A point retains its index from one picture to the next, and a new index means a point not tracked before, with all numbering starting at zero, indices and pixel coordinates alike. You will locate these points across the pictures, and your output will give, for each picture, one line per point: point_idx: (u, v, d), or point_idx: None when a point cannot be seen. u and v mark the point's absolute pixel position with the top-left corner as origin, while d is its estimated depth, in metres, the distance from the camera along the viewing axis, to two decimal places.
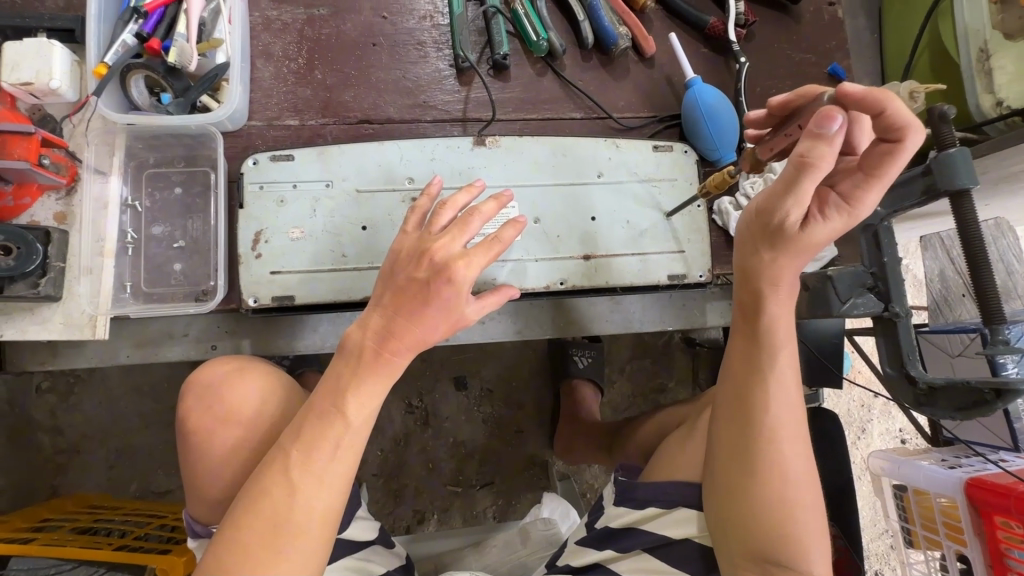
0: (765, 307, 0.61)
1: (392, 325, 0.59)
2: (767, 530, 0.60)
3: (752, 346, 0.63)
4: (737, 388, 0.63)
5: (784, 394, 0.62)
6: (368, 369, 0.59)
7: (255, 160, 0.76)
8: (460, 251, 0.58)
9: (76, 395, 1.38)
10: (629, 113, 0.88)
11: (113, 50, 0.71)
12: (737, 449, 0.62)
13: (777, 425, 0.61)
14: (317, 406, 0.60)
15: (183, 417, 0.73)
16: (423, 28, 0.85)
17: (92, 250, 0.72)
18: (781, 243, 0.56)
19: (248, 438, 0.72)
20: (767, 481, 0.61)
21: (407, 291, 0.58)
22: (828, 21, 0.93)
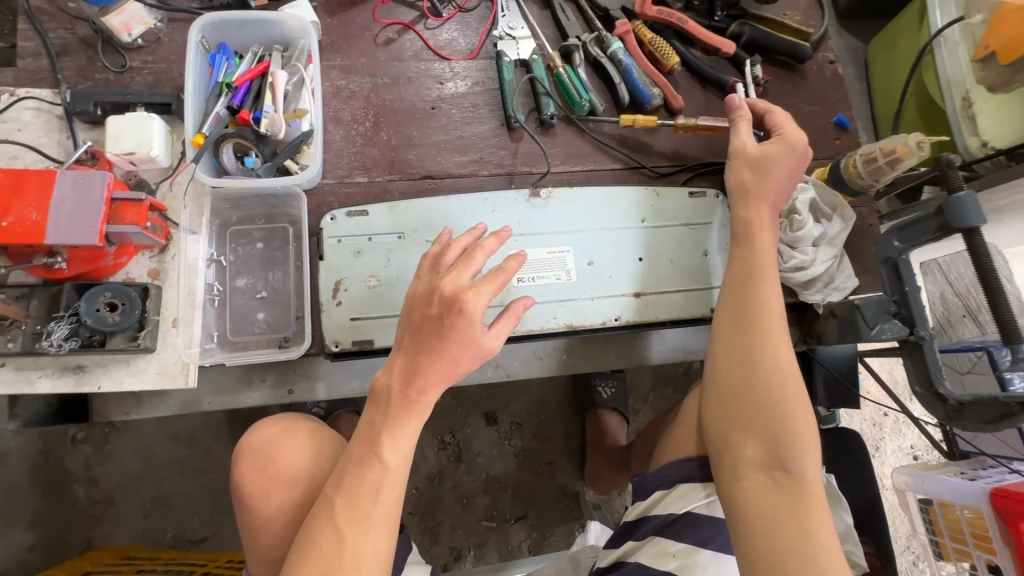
0: (755, 227, 0.79)
1: (415, 365, 0.63)
2: (769, 424, 0.70)
3: (747, 263, 0.79)
4: (736, 300, 0.77)
5: (773, 305, 0.76)
6: (400, 411, 0.64)
7: (333, 216, 0.83)
8: (468, 282, 0.62)
9: (110, 445, 1.38)
10: (663, 161, 0.96)
11: (207, 122, 0.78)
12: (738, 351, 0.75)
13: (772, 328, 0.75)
14: (356, 455, 0.65)
15: (237, 480, 0.77)
16: (475, 91, 0.94)
17: (185, 303, 0.77)
18: (756, 162, 0.80)
19: (302, 496, 0.75)
20: (767, 376, 0.72)
21: (424, 328, 0.62)
22: (830, 77, 1.04)
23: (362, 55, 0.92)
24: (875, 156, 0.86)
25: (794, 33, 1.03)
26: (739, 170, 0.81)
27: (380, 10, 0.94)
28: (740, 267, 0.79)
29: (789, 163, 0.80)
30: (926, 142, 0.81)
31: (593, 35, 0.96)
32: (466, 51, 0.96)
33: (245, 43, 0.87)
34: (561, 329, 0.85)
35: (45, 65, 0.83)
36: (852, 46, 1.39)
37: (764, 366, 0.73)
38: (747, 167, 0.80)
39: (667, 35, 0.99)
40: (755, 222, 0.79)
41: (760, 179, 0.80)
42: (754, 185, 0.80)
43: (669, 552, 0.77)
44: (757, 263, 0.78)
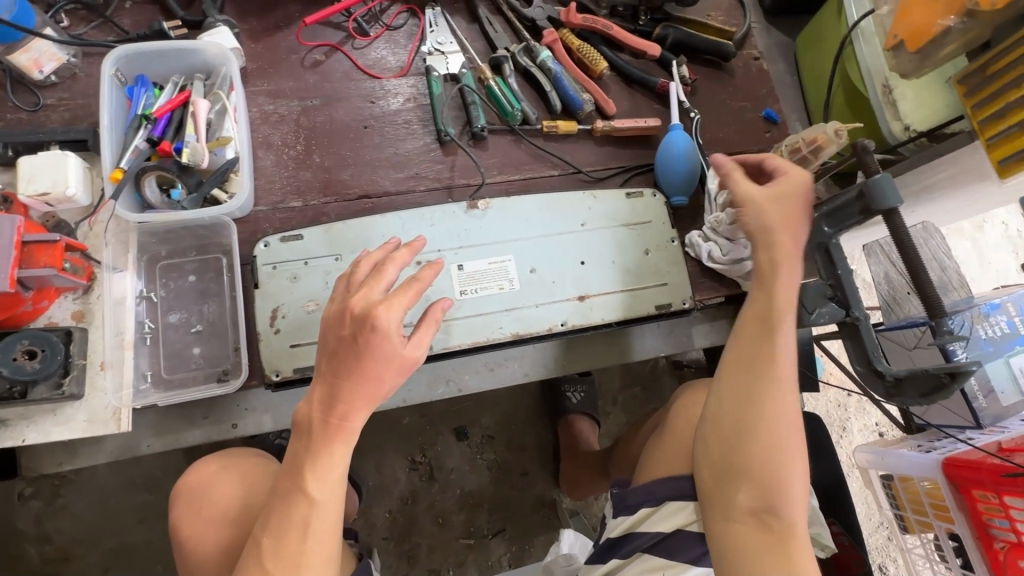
0: (771, 266, 0.74)
1: (337, 390, 0.64)
2: (772, 473, 0.68)
3: (761, 304, 0.75)
4: (748, 344, 0.74)
5: (787, 348, 0.73)
6: (322, 440, 0.64)
7: (266, 243, 0.81)
8: (379, 297, 0.64)
9: (61, 498, 1.31)
10: (599, 166, 0.97)
11: (127, 156, 0.77)
12: (751, 398, 0.72)
13: (781, 373, 0.72)
14: (282, 493, 0.65)
15: (174, 524, 0.76)
16: (409, 108, 0.94)
17: (113, 344, 0.74)
18: (778, 204, 0.75)
19: (236, 535, 0.74)
20: (773, 422, 0.70)
21: (340, 350, 0.64)
22: (756, 73, 1.08)
23: (289, 79, 0.91)
24: (799, 146, 0.89)
25: (718, 32, 1.06)
26: (761, 209, 0.75)
27: (305, 32, 0.93)
28: (753, 307, 0.76)
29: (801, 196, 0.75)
30: (840, 129, 0.83)
31: (521, 45, 0.98)
32: (396, 68, 0.96)
33: (165, 73, 0.86)
34: (507, 339, 0.84)
35: None
36: (780, 42, 1.44)
37: (773, 413, 0.70)
38: (768, 218, 0.75)
39: (595, 41, 1.00)
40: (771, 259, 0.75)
41: (786, 224, 0.75)
42: (770, 226, 0.75)
43: (659, 570, 0.78)
44: (776, 304, 0.74)
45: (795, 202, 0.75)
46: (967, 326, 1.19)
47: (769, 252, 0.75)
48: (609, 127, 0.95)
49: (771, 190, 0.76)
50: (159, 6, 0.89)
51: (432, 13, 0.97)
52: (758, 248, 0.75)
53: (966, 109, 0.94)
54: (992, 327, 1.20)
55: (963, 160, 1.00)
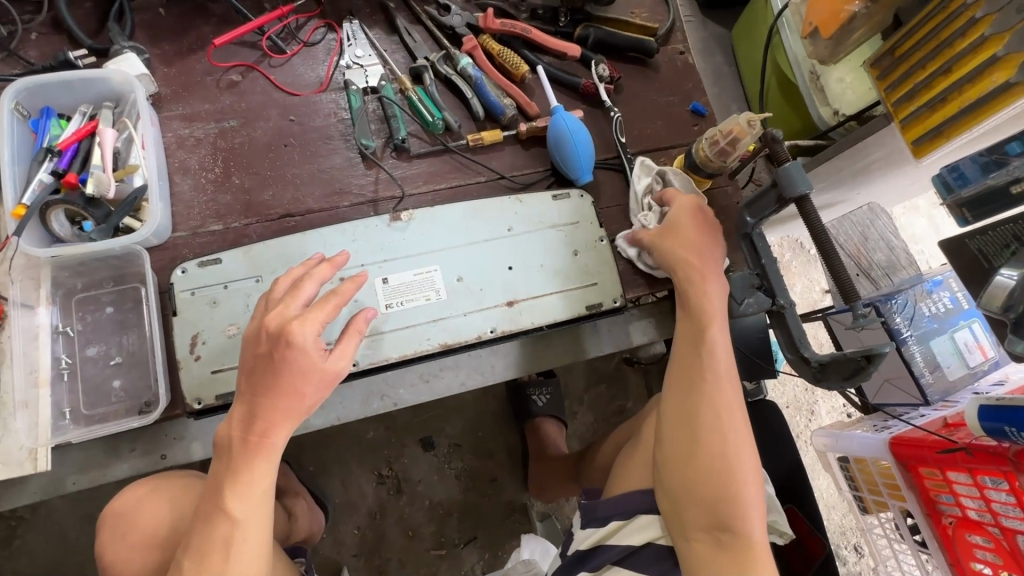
0: (694, 294, 0.80)
1: (256, 408, 0.60)
2: (716, 493, 0.71)
3: (694, 328, 0.79)
4: (689, 367, 0.78)
5: (723, 367, 0.76)
6: (243, 459, 0.59)
7: (184, 269, 0.80)
8: (294, 313, 0.61)
9: (19, 539, 1.29)
10: (525, 170, 0.97)
11: (30, 190, 0.75)
12: (693, 425, 0.75)
13: (718, 390, 0.75)
14: (201, 514, 0.60)
15: (101, 548, 0.74)
16: (330, 123, 0.94)
17: (25, 382, 0.74)
18: (688, 240, 0.83)
19: (162, 560, 0.71)
20: (714, 440, 0.73)
21: (257, 369, 0.60)
22: (682, 67, 1.08)
23: (205, 101, 0.91)
24: (717, 139, 0.89)
25: (641, 29, 1.06)
26: (674, 245, 0.83)
27: (219, 54, 0.93)
28: (686, 333, 0.80)
29: (695, 219, 0.84)
30: (756, 119, 0.85)
31: (441, 54, 0.98)
32: (315, 84, 0.95)
33: (73, 104, 0.85)
34: (436, 349, 0.84)
35: None
36: (716, 34, 1.45)
37: (716, 431, 0.73)
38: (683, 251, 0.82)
39: (516, 46, 1.00)
40: (696, 286, 0.80)
41: (694, 251, 0.82)
42: (678, 250, 0.82)
43: None
44: (704, 328, 0.78)
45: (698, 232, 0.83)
46: (910, 305, 1.19)
47: (693, 280, 0.80)
48: (527, 131, 0.95)
49: (674, 223, 0.84)
50: (66, 36, 0.88)
51: (349, 27, 0.97)
52: (684, 279, 0.80)
53: (881, 91, 0.96)
54: (935, 303, 1.21)
55: (888, 142, 1.00)
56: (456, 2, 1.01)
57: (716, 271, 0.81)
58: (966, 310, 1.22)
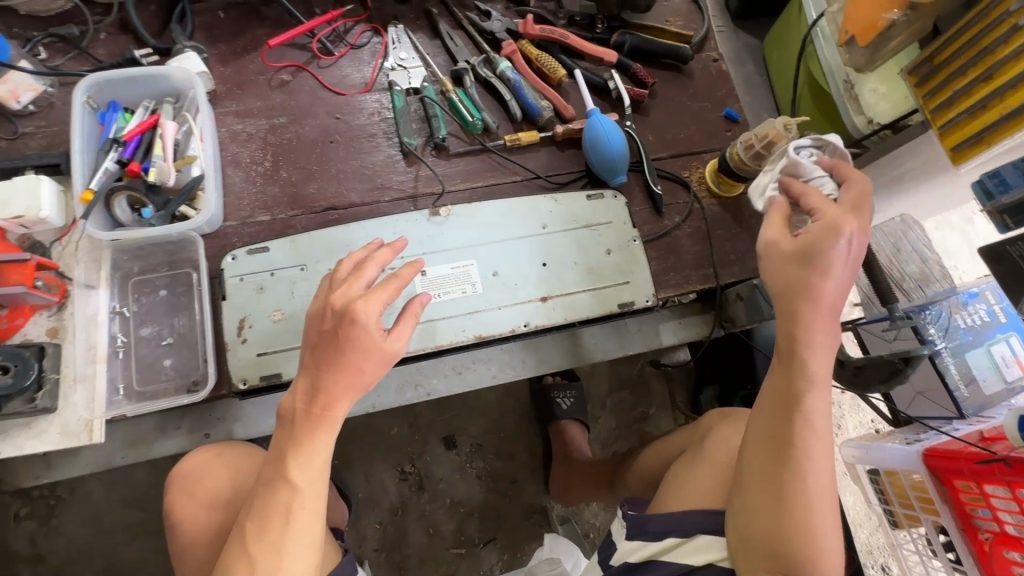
0: (792, 339, 0.67)
1: (319, 382, 0.66)
2: (787, 565, 0.66)
3: (788, 382, 0.67)
4: (781, 429, 0.67)
5: (818, 424, 0.66)
6: (305, 428, 0.67)
7: (234, 256, 0.84)
8: (359, 294, 0.67)
9: (56, 518, 1.34)
10: (560, 170, 0.99)
11: (97, 177, 0.80)
12: (773, 480, 0.67)
13: (807, 449, 0.66)
14: (267, 479, 0.67)
15: (168, 507, 0.77)
16: (373, 122, 0.97)
17: (84, 358, 0.77)
18: (795, 257, 0.66)
19: (227, 520, 0.75)
20: (795, 499, 0.66)
21: (321, 344, 0.66)
22: (715, 74, 1.10)
23: (257, 99, 0.95)
24: (752, 143, 0.90)
25: (675, 36, 1.09)
26: (775, 267, 0.68)
27: (272, 54, 0.97)
28: (779, 382, 0.68)
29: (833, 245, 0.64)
30: (793, 124, 0.86)
31: (481, 57, 1.01)
32: (361, 85, 0.99)
33: (136, 98, 0.90)
34: (471, 341, 0.86)
35: None
36: (748, 44, 1.46)
37: (799, 491, 0.66)
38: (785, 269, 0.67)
39: (553, 51, 1.03)
40: (802, 336, 0.66)
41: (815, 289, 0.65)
42: (792, 288, 0.66)
43: None
44: (799, 381, 0.66)
45: (822, 255, 0.64)
46: (944, 317, 1.17)
47: (799, 326, 0.66)
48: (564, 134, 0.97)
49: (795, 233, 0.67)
50: (132, 36, 0.94)
51: (394, 31, 1.01)
52: (792, 325, 0.66)
53: (919, 99, 0.96)
54: (971, 315, 1.19)
55: (922, 150, 1.00)
56: (496, 9, 1.05)
57: (835, 317, 0.66)
58: (1003, 324, 1.20)
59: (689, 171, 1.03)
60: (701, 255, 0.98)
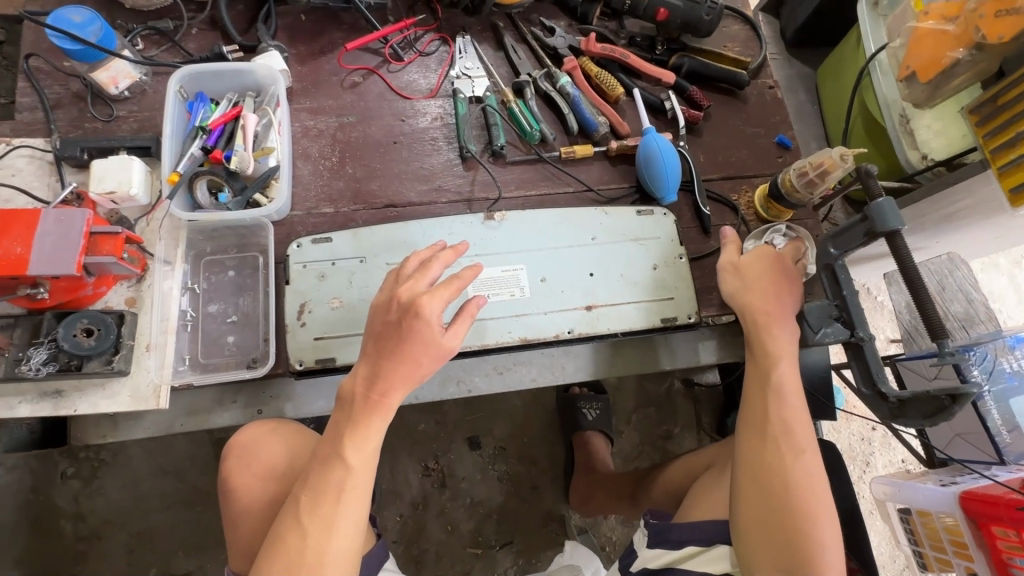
0: (761, 334, 0.85)
1: (378, 370, 0.70)
2: (783, 527, 0.73)
3: (762, 369, 0.83)
4: (756, 406, 0.82)
5: (790, 403, 0.81)
6: (362, 412, 0.70)
7: (299, 244, 0.89)
8: (423, 290, 0.71)
9: (99, 479, 1.40)
10: (611, 185, 1.02)
11: (183, 161, 0.86)
12: (759, 449, 0.78)
13: (784, 422, 0.79)
14: (322, 457, 0.71)
15: (226, 475, 0.84)
16: (435, 126, 1.02)
17: (158, 328, 0.83)
18: (746, 269, 0.88)
19: (281, 492, 0.82)
20: (779, 463, 0.76)
21: (385, 334, 0.70)
22: (770, 100, 1.11)
23: (329, 97, 1.01)
24: (806, 170, 0.91)
25: (733, 62, 1.11)
26: (739, 280, 0.88)
27: (346, 57, 1.03)
28: (755, 370, 0.84)
29: (765, 260, 0.88)
30: (849, 154, 0.86)
31: (543, 71, 1.04)
32: (426, 90, 1.04)
33: (221, 91, 0.96)
34: (516, 343, 0.89)
35: (41, 117, 0.92)
36: (801, 72, 1.47)
37: (782, 457, 0.77)
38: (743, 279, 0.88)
39: (612, 68, 1.06)
40: (765, 331, 0.84)
41: (770, 291, 0.86)
42: (748, 294, 0.87)
43: None
44: (772, 365, 0.83)
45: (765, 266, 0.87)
46: (989, 359, 1.16)
47: (765, 320, 0.85)
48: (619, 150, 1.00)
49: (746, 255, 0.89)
50: (220, 33, 1.01)
51: (462, 41, 1.06)
52: (754, 323, 0.85)
53: (978, 138, 0.96)
54: (1018, 360, 1.16)
55: (978, 189, 1.00)
56: (560, 25, 1.09)
57: (786, 316, 0.85)
58: None
59: (737, 195, 1.05)
60: None
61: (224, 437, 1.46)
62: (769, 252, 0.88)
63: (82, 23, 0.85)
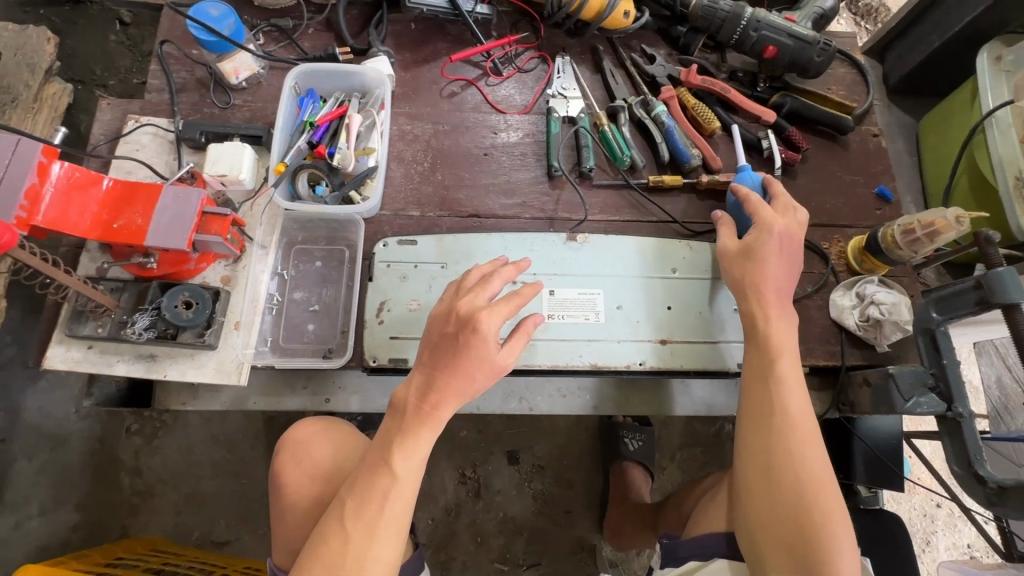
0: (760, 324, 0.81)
1: (432, 381, 0.70)
2: (802, 530, 0.71)
3: (764, 362, 0.80)
4: (757, 399, 0.78)
5: (793, 397, 0.77)
6: (413, 423, 0.71)
7: (385, 243, 0.91)
8: (482, 305, 0.71)
9: (159, 439, 1.47)
10: (697, 219, 1.00)
11: (290, 153, 0.91)
12: (761, 450, 0.76)
13: (788, 420, 0.76)
14: (370, 464, 0.72)
15: (277, 470, 0.86)
16: (526, 142, 1.03)
17: (248, 308, 0.87)
18: (739, 253, 0.84)
19: (327, 490, 0.84)
20: (785, 461, 0.74)
21: (440, 345, 0.70)
22: (874, 149, 1.07)
23: (427, 104, 1.03)
24: (913, 228, 0.86)
25: (838, 106, 1.07)
26: (738, 268, 0.83)
27: (448, 67, 1.06)
28: (755, 363, 0.81)
29: (774, 243, 0.82)
30: (965, 217, 0.82)
31: (639, 98, 1.04)
32: (521, 106, 1.05)
33: (329, 89, 1.01)
34: (585, 368, 0.88)
35: (166, 98, 0.99)
36: (902, 121, 1.40)
37: (788, 455, 0.74)
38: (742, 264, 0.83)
39: (710, 101, 1.05)
40: (760, 320, 0.81)
41: (778, 277, 0.82)
42: (755, 279, 0.82)
43: None
44: (773, 356, 0.79)
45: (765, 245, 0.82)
46: None
47: (760, 308, 0.81)
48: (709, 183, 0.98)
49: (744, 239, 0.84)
50: (334, 34, 1.06)
51: (561, 61, 1.07)
52: (750, 309, 0.82)
53: None
54: None
55: None
56: (660, 54, 1.09)
57: (784, 300, 0.82)
58: None
59: (828, 243, 1.00)
60: (830, 330, 0.96)
61: (276, 415, 1.51)
62: (764, 227, 0.83)
63: (218, 16, 0.91)
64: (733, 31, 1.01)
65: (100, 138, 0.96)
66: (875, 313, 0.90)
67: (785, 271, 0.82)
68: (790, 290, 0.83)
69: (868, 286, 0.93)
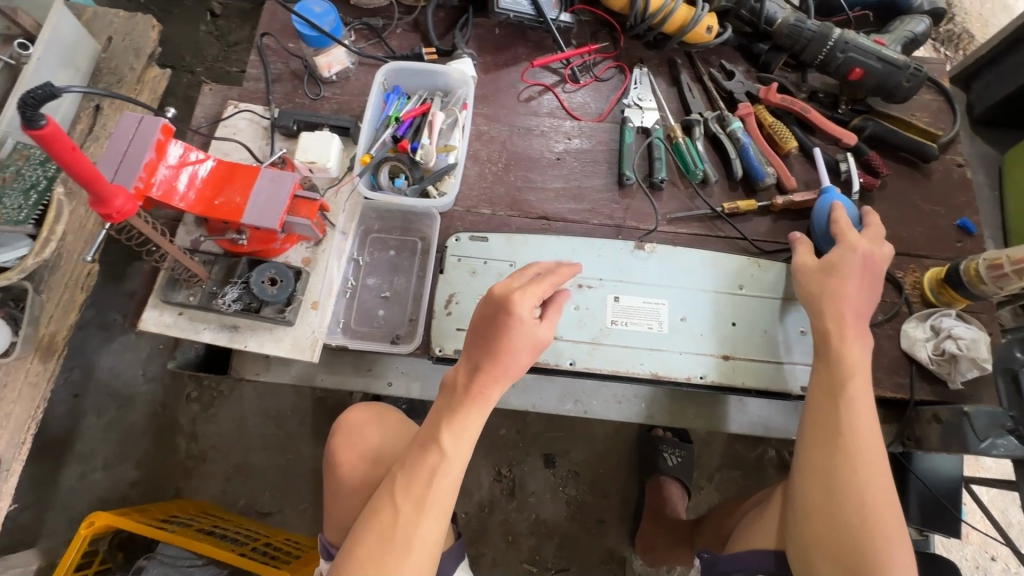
0: (834, 342, 0.80)
1: (475, 361, 0.73)
2: (859, 547, 0.69)
3: (834, 379, 0.78)
4: (824, 415, 0.77)
5: (865, 418, 0.76)
6: (462, 404, 0.73)
7: (457, 238, 0.95)
8: (515, 287, 0.73)
9: (215, 408, 1.54)
10: (767, 238, 0.99)
11: (376, 145, 0.97)
12: (823, 467, 0.75)
13: (855, 438, 0.74)
14: (419, 444, 0.75)
15: (332, 454, 0.91)
16: (599, 149, 1.04)
17: (325, 290, 0.91)
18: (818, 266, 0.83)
19: (375, 474, 0.87)
20: (848, 478, 0.73)
21: (480, 326, 0.73)
22: (957, 180, 1.03)
23: (504, 107, 1.06)
24: (1001, 263, 0.83)
25: (921, 133, 1.04)
26: (809, 283, 0.83)
27: (528, 72, 1.09)
28: (823, 379, 0.80)
29: (858, 263, 0.81)
30: None
31: (715, 113, 1.04)
32: (596, 114, 1.07)
33: (413, 88, 1.05)
34: (645, 376, 0.88)
35: (263, 87, 1.05)
36: (984, 153, 1.35)
37: (851, 471, 0.73)
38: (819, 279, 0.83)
39: (788, 121, 1.04)
40: (835, 338, 0.80)
41: (854, 294, 0.80)
42: (834, 296, 0.81)
43: None
44: (843, 373, 0.78)
45: (846, 262, 0.81)
46: None
47: (834, 326, 0.80)
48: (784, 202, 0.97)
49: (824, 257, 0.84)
50: (421, 35, 1.10)
51: (638, 72, 1.08)
52: (824, 325, 0.81)
53: None
54: None
55: None
56: (740, 70, 1.08)
57: (862, 325, 0.81)
58: None
59: (903, 272, 0.98)
60: (899, 360, 0.93)
61: (325, 396, 1.56)
62: (849, 246, 0.82)
63: (321, 13, 0.96)
64: (818, 52, 1.00)
65: (201, 121, 1.03)
66: (951, 348, 0.87)
67: (867, 295, 0.81)
68: (868, 313, 0.81)
69: (944, 320, 0.90)
